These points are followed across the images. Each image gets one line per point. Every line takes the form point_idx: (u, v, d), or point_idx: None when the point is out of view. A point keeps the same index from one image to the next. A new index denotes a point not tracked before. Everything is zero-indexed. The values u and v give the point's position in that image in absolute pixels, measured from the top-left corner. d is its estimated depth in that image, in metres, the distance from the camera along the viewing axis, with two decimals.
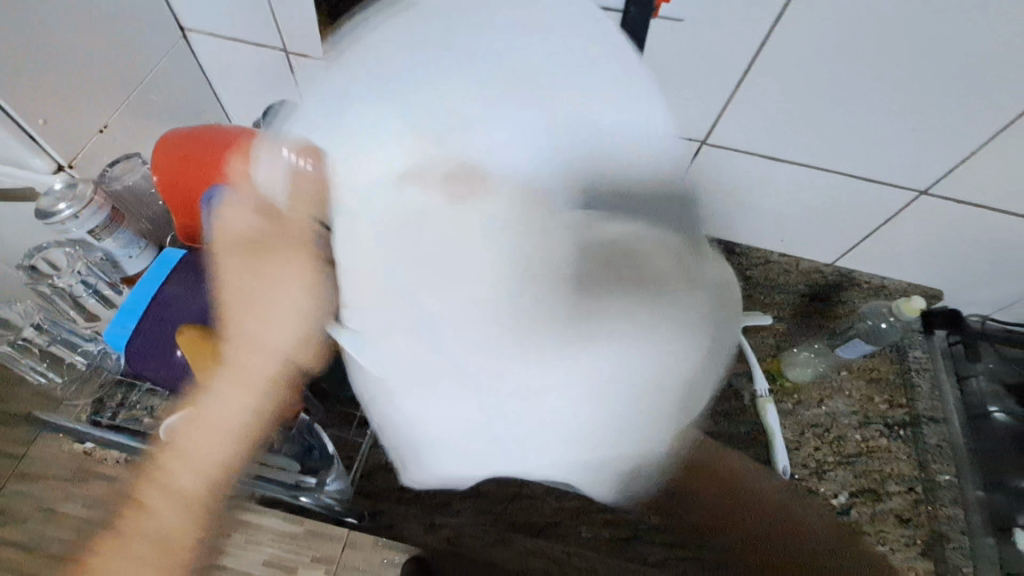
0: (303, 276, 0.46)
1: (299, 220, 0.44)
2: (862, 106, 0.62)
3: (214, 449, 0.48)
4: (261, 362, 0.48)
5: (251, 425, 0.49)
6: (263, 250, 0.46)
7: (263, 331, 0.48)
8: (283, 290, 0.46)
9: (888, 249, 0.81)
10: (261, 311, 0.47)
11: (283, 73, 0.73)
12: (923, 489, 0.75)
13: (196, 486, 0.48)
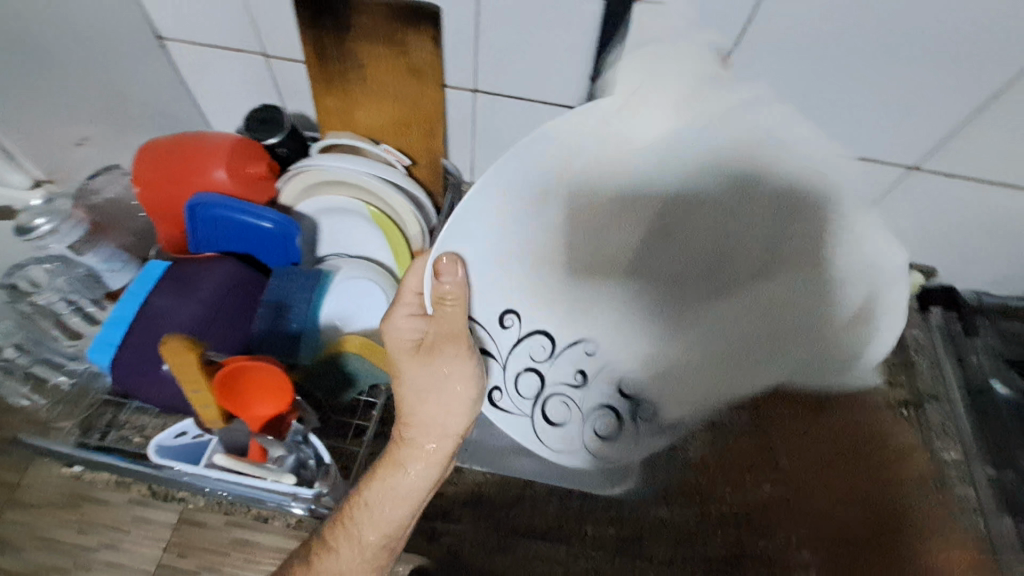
0: (467, 361, 0.52)
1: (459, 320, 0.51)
2: (849, 85, 0.62)
3: (399, 514, 0.52)
4: (440, 432, 0.53)
5: (429, 486, 0.54)
6: (432, 347, 0.51)
7: (439, 413, 0.53)
8: (439, 378, 0.52)
9: (881, 228, 0.80)
10: (435, 393, 0.52)
11: (263, 78, 0.72)
12: (933, 468, 0.74)
13: (376, 539, 0.52)
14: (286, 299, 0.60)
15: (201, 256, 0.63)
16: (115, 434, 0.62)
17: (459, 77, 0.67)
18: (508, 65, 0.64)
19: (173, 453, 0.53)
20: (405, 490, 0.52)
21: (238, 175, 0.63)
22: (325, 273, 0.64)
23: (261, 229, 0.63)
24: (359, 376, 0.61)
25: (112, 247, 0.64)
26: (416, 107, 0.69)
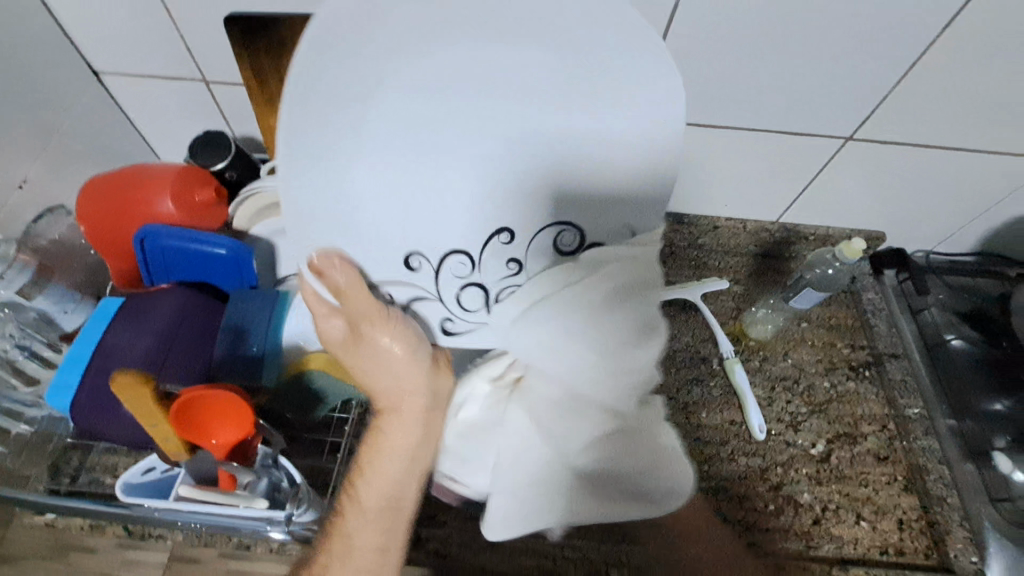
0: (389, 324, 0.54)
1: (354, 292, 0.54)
2: (780, 63, 0.64)
3: (387, 477, 0.53)
4: (406, 399, 0.56)
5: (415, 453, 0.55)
6: (359, 332, 0.55)
7: (375, 371, 0.56)
8: (370, 345, 0.55)
9: (827, 198, 0.83)
10: (379, 363, 0.55)
11: (205, 104, 0.71)
12: (899, 424, 0.77)
13: (377, 500, 0.52)
14: (246, 322, 0.60)
15: (156, 288, 0.63)
16: (87, 476, 0.63)
17: None
18: None
19: (144, 490, 0.53)
20: (387, 467, 0.53)
21: (184, 204, 0.63)
22: (283, 292, 0.64)
23: (214, 256, 0.63)
24: (327, 392, 0.61)
25: (62, 288, 0.64)
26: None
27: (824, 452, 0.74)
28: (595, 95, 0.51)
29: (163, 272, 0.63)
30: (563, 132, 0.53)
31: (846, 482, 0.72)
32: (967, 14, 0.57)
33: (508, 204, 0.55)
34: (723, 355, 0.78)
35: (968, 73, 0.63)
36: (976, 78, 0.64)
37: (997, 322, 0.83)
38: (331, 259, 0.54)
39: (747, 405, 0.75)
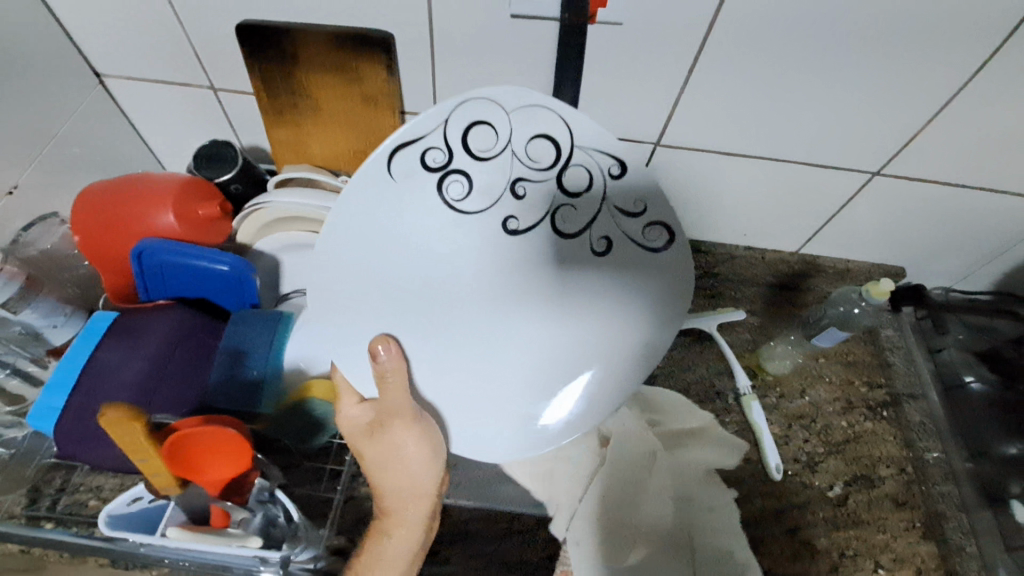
0: (411, 424, 0.54)
1: (388, 382, 0.53)
2: (812, 95, 0.62)
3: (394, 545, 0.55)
4: (402, 482, 0.56)
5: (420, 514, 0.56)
6: (378, 427, 0.55)
7: (406, 463, 0.55)
8: (398, 427, 0.54)
9: (847, 231, 0.81)
10: (399, 456, 0.55)
11: (212, 112, 0.69)
12: (916, 467, 0.74)
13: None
14: (246, 343, 0.57)
15: (153, 304, 0.60)
16: (68, 498, 0.58)
17: (418, 103, 0.65)
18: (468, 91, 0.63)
19: (126, 523, 0.48)
20: (395, 546, 0.55)
21: (185, 216, 0.59)
22: (285, 314, 0.60)
23: (215, 272, 0.60)
24: (330, 419, 0.59)
25: (52, 300, 0.59)
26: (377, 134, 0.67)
27: (841, 496, 0.71)
28: (428, 119, 0.51)
29: (163, 288, 0.60)
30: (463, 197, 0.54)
31: (863, 528, 0.69)
32: (1005, 54, 0.56)
33: (462, 237, 0.56)
34: (740, 391, 0.76)
35: (1000, 114, 0.61)
36: (1010, 119, 0.62)
37: (1015, 364, 0.77)
38: (389, 344, 0.53)
39: (764, 443, 0.73)
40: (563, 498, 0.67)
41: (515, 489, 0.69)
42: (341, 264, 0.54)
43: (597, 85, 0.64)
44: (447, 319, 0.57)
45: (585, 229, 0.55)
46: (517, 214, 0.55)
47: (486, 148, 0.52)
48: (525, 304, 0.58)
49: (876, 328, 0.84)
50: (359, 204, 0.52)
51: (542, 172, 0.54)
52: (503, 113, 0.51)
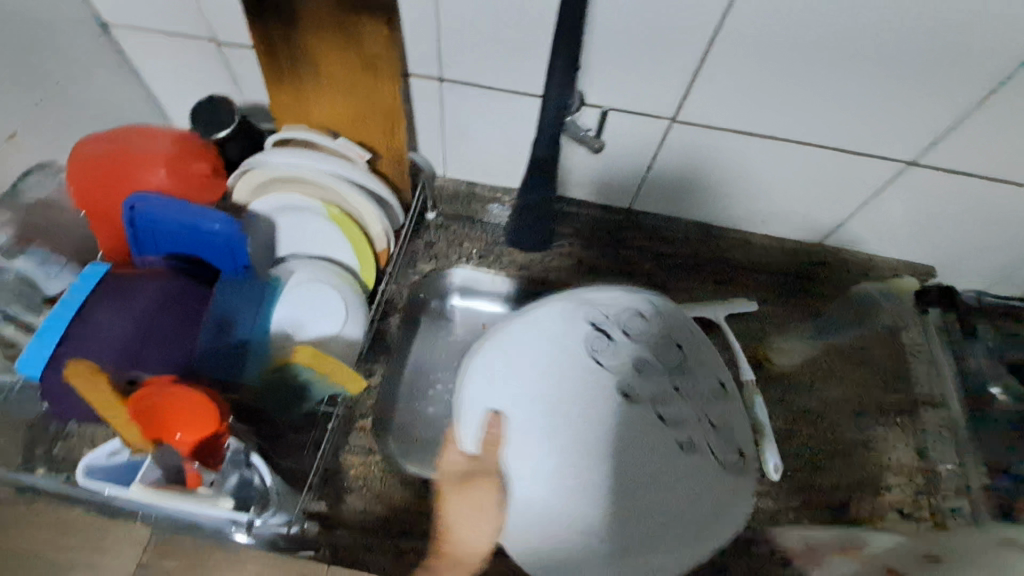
0: (495, 493, 0.48)
1: (489, 450, 0.47)
2: (845, 72, 0.58)
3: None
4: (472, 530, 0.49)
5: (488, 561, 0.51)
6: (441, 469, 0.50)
7: (472, 525, 0.50)
8: (487, 490, 0.48)
9: (874, 225, 0.76)
10: (473, 520, 0.50)
11: (213, 67, 0.67)
12: (923, 479, 0.71)
13: None
14: (234, 308, 0.58)
15: (145, 262, 0.59)
16: (63, 446, 0.60)
17: (421, 65, 0.64)
18: (471, 48, 0.61)
19: (104, 475, 0.48)
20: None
21: (180, 175, 0.59)
22: (274, 280, 0.62)
23: (204, 234, 0.58)
24: (311, 385, 0.58)
25: (44, 252, 0.60)
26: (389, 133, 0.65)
27: (839, 502, 0.69)
28: (588, 305, 0.51)
29: (156, 247, 0.60)
30: (580, 354, 0.48)
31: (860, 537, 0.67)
32: None
33: (561, 377, 0.47)
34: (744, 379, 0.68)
35: None
36: None
37: None
38: (499, 412, 0.47)
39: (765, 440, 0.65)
40: None
41: None
42: (502, 335, 0.50)
43: (609, 54, 0.60)
44: (541, 410, 0.46)
45: (668, 426, 0.46)
46: (626, 376, 0.47)
47: (606, 337, 0.49)
48: (584, 393, 0.46)
49: (897, 329, 0.80)
50: (521, 317, 0.51)
51: (654, 375, 0.48)
52: (639, 317, 0.50)
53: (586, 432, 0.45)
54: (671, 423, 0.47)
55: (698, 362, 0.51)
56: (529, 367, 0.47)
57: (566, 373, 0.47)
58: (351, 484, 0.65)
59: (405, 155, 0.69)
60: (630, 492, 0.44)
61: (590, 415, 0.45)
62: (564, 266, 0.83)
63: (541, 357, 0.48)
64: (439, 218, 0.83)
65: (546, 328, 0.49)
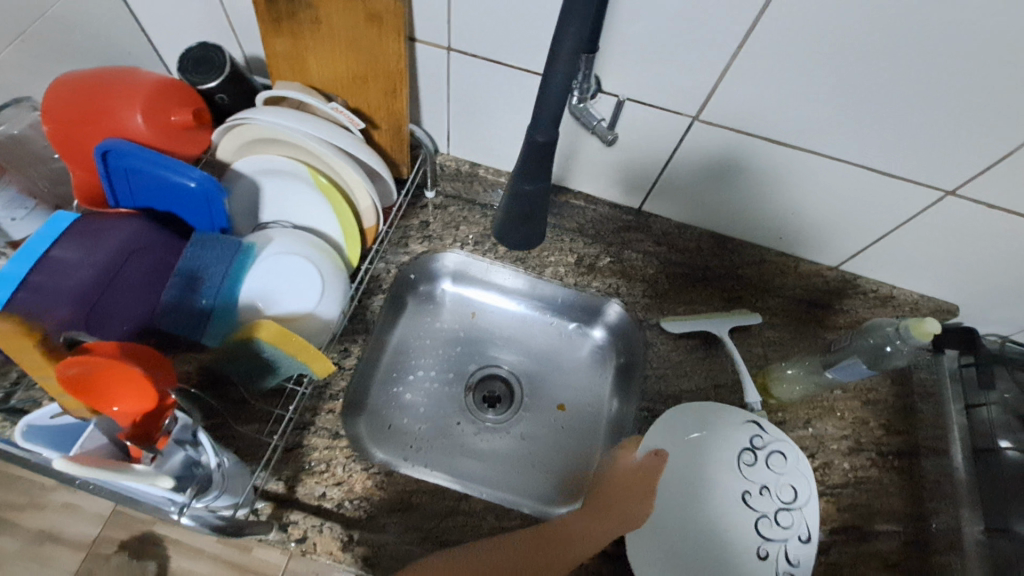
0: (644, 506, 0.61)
1: (634, 480, 0.63)
2: (893, 82, 0.52)
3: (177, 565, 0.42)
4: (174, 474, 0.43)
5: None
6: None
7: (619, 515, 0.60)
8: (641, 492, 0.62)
9: (899, 255, 0.71)
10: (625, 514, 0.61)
11: (210, 13, 0.62)
12: (914, 529, 0.67)
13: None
14: (200, 269, 0.53)
15: (114, 211, 0.56)
16: (24, 394, 0.57)
17: (431, 31, 0.59)
18: (485, 17, 0.56)
19: (42, 437, 0.46)
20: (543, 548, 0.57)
21: (157, 118, 0.55)
22: (246, 245, 0.56)
23: (180, 186, 0.55)
24: (277, 361, 0.54)
25: (12, 191, 0.56)
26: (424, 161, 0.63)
27: (824, 544, 0.65)
28: (760, 426, 0.63)
29: (131, 195, 0.56)
30: (708, 448, 0.63)
31: None
32: None
33: (693, 445, 0.63)
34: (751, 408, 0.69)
35: None
36: None
37: None
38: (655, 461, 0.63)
39: None
40: (511, 492, 0.74)
41: (474, 464, 0.75)
42: (699, 416, 0.65)
43: (635, 37, 0.55)
44: (683, 452, 0.64)
45: (765, 512, 0.59)
46: (750, 487, 0.60)
47: (778, 459, 0.61)
48: (703, 464, 0.62)
49: (903, 372, 0.76)
50: (726, 419, 0.64)
51: (764, 473, 0.61)
52: (805, 482, 0.60)
53: (691, 466, 0.63)
54: (767, 516, 0.59)
55: (810, 512, 0.59)
56: (666, 437, 0.65)
57: (694, 456, 0.63)
58: (311, 464, 0.62)
59: (406, 124, 0.65)
60: (684, 526, 0.60)
61: (691, 475, 0.62)
62: (564, 264, 0.78)
63: (682, 450, 0.64)
64: (438, 198, 0.80)
65: (696, 415, 0.65)
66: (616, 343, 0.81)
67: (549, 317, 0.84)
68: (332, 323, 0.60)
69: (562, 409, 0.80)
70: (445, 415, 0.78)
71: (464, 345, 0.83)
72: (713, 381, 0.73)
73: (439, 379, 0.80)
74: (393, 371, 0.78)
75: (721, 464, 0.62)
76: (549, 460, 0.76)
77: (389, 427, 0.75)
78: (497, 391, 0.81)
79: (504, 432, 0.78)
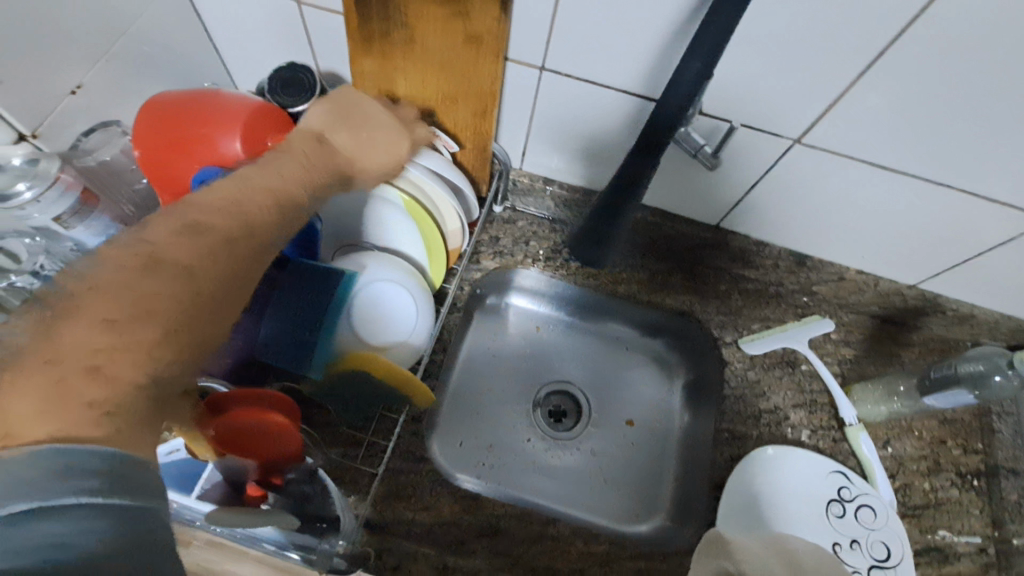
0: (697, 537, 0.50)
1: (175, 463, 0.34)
2: (1014, 110, 0.50)
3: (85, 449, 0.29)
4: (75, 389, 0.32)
5: (143, 404, 0.33)
6: (143, 324, 0.34)
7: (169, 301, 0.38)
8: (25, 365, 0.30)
9: (984, 276, 0.70)
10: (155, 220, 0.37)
11: (295, 31, 0.61)
12: (996, 550, 0.66)
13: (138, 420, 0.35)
14: (304, 301, 0.54)
15: None
16: None
17: (524, 51, 0.57)
18: (586, 38, 0.54)
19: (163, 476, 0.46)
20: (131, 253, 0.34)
21: (252, 148, 0.54)
22: (348, 273, 0.55)
23: None
24: (381, 390, 0.57)
25: (105, 219, 0.55)
26: (332, 160, 0.50)
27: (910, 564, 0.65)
28: (850, 481, 0.67)
29: None
30: (809, 500, 0.66)
31: None
32: None
33: (790, 499, 0.66)
34: (844, 421, 0.70)
35: None
36: None
37: None
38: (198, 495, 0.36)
39: (873, 477, 0.68)
40: (585, 511, 0.73)
41: (547, 482, 0.75)
42: (794, 468, 0.68)
43: (747, 61, 0.53)
44: (784, 504, 0.66)
45: (861, 565, 0.63)
46: (841, 540, 0.64)
47: (868, 514, 0.66)
48: (799, 512, 0.66)
49: (981, 405, 0.73)
50: (819, 472, 0.68)
51: (853, 524, 0.65)
52: (897, 535, 0.65)
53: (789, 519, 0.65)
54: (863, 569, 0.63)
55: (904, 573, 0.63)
56: (756, 480, 0.67)
57: (796, 511, 0.66)
58: (400, 488, 0.62)
59: (490, 142, 0.64)
60: None
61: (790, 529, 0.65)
62: (635, 279, 0.78)
63: (786, 499, 0.66)
64: (506, 213, 0.78)
65: (788, 459, 0.68)
66: (686, 359, 0.80)
67: (616, 331, 0.83)
68: (425, 346, 0.60)
69: (631, 425, 0.79)
70: (516, 431, 0.78)
71: (533, 358, 0.82)
72: (790, 399, 0.72)
73: (509, 395, 0.79)
74: (464, 386, 0.78)
75: (815, 514, 0.65)
76: (622, 479, 0.76)
77: (461, 444, 0.75)
78: (565, 406, 0.80)
79: (574, 448, 0.78)
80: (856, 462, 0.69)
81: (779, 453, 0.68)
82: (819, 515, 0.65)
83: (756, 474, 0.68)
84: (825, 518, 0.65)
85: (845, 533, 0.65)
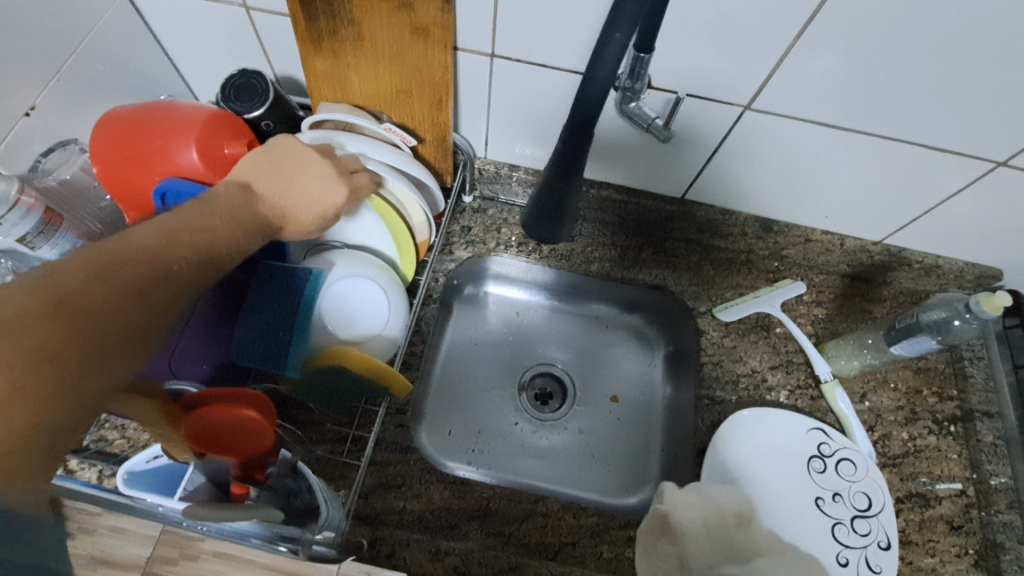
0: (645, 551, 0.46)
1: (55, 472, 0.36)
2: (950, 60, 0.52)
3: None
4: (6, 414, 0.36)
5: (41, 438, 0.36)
6: (45, 369, 0.38)
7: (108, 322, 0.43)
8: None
9: (945, 226, 0.71)
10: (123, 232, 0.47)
11: (246, 38, 0.61)
12: (975, 490, 0.68)
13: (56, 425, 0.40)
14: (275, 302, 0.55)
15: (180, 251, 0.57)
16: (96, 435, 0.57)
17: (473, 39, 0.58)
18: (529, 22, 0.55)
19: (146, 482, 0.48)
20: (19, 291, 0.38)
21: (209, 154, 0.54)
22: (316, 271, 0.57)
23: None
24: (359, 385, 0.58)
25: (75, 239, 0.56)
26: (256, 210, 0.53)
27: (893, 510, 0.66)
28: (828, 436, 0.69)
29: None
30: (788, 458, 0.68)
31: (910, 549, 0.64)
32: None
33: (770, 459, 0.68)
34: (820, 378, 0.72)
35: None
36: None
37: None
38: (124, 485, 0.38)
39: (851, 430, 0.69)
40: (575, 488, 0.75)
41: (536, 464, 0.76)
42: (772, 428, 0.69)
43: (688, 31, 0.54)
44: (765, 464, 0.68)
45: (843, 516, 0.65)
46: (823, 494, 0.66)
47: (846, 467, 0.67)
48: (779, 470, 0.67)
49: (952, 351, 0.75)
50: (795, 429, 0.69)
51: (833, 477, 0.67)
52: (878, 484, 0.66)
53: (770, 478, 0.67)
54: (845, 520, 0.65)
55: (887, 520, 0.65)
56: (737, 442, 0.69)
57: (776, 470, 0.68)
58: (388, 479, 0.63)
59: (450, 132, 0.65)
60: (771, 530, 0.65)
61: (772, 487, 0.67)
62: (608, 257, 0.80)
63: (766, 459, 0.68)
64: (476, 202, 0.80)
65: (766, 419, 0.70)
66: (664, 332, 0.82)
67: (594, 310, 0.85)
68: (400, 339, 0.61)
69: (615, 401, 0.81)
70: (502, 416, 0.79)
71: (514, 344, 0.83)
72: (765, 363, 0.74)
73: (492, 382, 0.80)
74: (448, 376, 0.79)
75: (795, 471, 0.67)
76: (609, 453, 0.77)
77: (450, 433, 0.76)
78: (549, 388, 0.82)
79: (561, 428, 0.79)
80: (833, 418, 0.71)
81: (758, 414, 0.70)
82: (799, 471, 0.67)
83: (735, 437, 0.69)
84: (805, 474, 0.67)
85: (825, 486, 0.67)
